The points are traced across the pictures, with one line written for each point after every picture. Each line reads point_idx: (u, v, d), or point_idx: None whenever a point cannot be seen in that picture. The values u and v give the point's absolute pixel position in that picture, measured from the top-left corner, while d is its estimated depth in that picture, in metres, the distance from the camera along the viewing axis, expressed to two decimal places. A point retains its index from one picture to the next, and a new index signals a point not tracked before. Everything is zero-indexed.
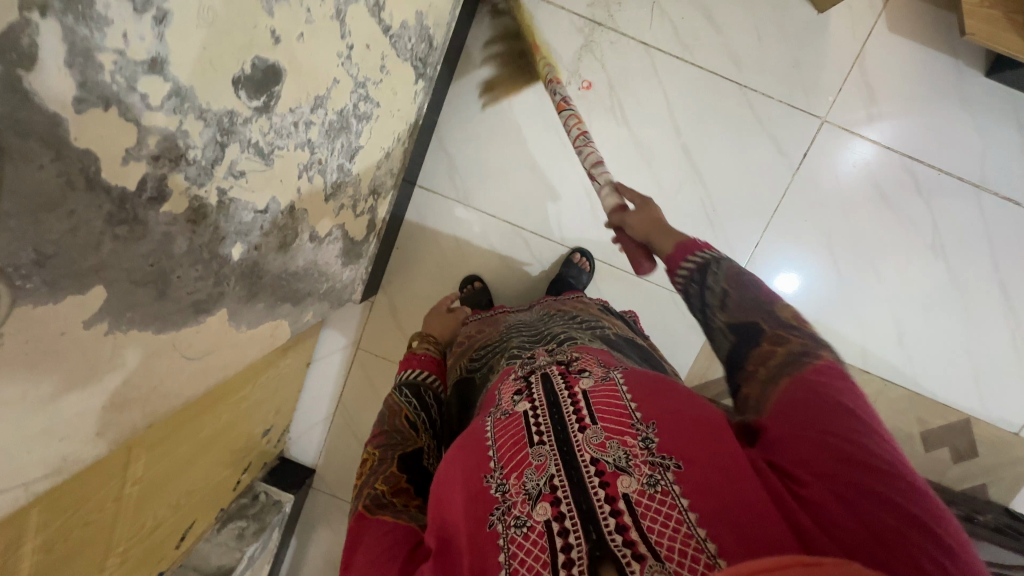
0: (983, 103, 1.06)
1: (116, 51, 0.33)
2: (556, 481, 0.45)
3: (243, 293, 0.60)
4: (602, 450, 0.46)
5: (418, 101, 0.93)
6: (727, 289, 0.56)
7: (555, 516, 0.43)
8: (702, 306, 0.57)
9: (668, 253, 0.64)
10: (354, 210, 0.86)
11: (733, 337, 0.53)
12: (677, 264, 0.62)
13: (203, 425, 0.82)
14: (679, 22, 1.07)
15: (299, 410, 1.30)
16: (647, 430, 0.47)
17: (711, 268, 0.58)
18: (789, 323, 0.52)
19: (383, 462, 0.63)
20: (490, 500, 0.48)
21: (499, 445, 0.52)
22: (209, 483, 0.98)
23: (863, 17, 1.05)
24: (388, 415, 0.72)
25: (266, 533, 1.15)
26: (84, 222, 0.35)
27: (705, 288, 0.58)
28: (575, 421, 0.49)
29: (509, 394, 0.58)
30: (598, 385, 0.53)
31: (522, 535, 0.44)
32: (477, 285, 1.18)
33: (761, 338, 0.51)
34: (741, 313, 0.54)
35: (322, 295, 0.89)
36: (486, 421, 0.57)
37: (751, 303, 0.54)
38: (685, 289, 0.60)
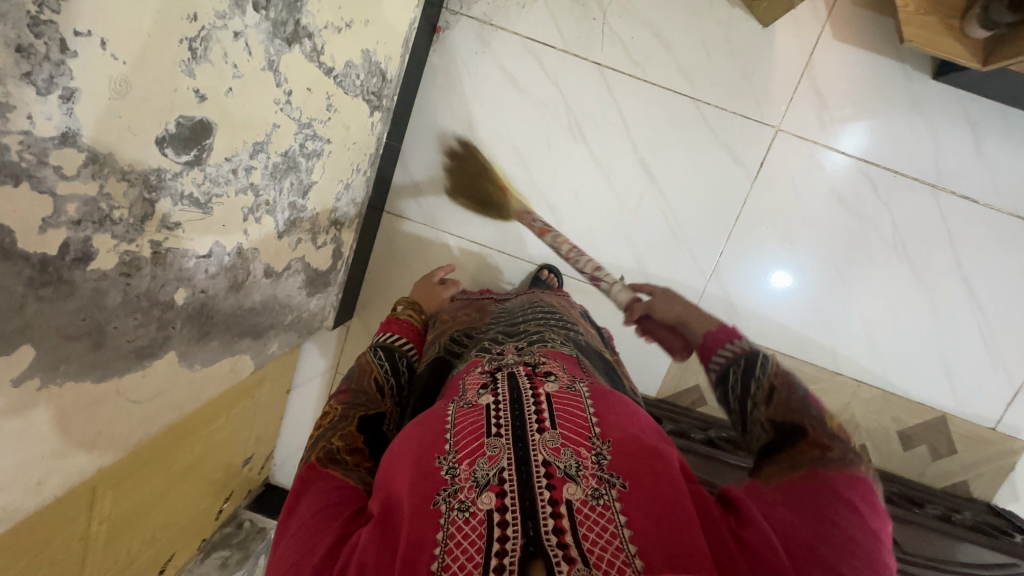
0: (936, 105, 1.08)
1: (22, 132, 0.35)
2: (505, 474, 0.45)
3: (193, 334, 0.62)
4: (555, 455, 0.47)
5: (376, 132, 0.96)
6: (774, 384, 0.55)
7: (498, 507, 0.44)
8: (742, 395, 0.56)
9: (709, 334, 0.64)
10: (314, 242, 0.89)
11: (775, 434, 0.52)
12: (716, 348, 0.62)
13: (174, 460, 0.84)
14: (629, 41, 1.09)
15: (282, 437, 1.32)
16: (602, 446, 0.49)
17: (756, 358, 0.58)
18: (833, 432, 0.50)
19: (343, 420, 0.63)
20: (439, 481, 0.47)
21: (458, 429, 0.51)
22: (188, 514, 1.00)
23: (809, 27, 1.07)
24: (359, 372, 0.72)
25: (251, 561, 1.17)
26: (4, 288, 0.37)
27: (751, 379, 0.56)
28: (534, 424, 0.49)
29: (474, 387, 0.58)
30: (562, 392, 0.55)
31: (463, 519, 0.44)
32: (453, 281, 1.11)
33: (805, 440, 0.50)
34: (786, 414, 0.52)
35: (288, 325, 0.91)
36: (448, 407, 0.56)
37: (794, 402, 0.53)
38: (724, 376, 0.59)
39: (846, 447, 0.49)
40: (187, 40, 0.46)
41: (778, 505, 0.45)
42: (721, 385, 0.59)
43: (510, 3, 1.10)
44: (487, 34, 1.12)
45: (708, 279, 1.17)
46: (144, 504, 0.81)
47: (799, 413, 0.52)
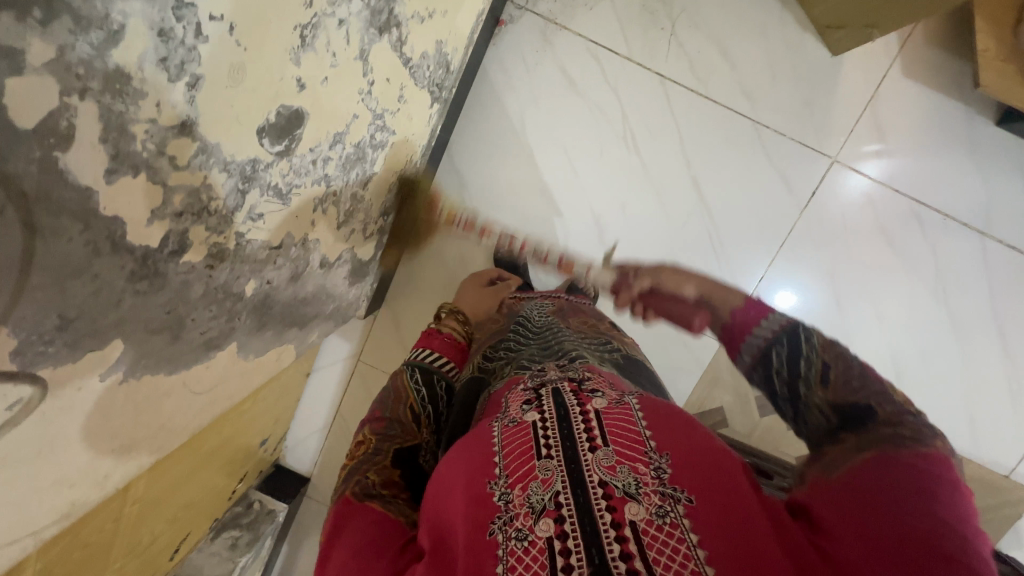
0: (994, 151, 1.07)
1: (149, 121, 0.32)
2: (562, 498, 0.42)
3: (253, 325, 0.60)
4: (612, 473, 0.43)
5: (432, 123, 0.93)
6: (827, 362, 0.48)
7: (558, 534, 0.40)
8: (792, 378, 0.49)
9: (734, 309, 0.56)
10: (363, 233, 0.87)
11: (841, 420, 0.46)
12: (749, 327, 0.53)
13: (204, 443, 0.82)
14: (694, 55, 1.07)
15: (297, 419, 1.31)
16: (661, 459, 0.44)
17: (800, 331, 0.51)
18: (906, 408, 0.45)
19: (378, 454, 0.58)
20: (491, 507, 0.44)
21: (505, 451, 0.47)
22: (205, 494, 0.98)
23: (878, 60, 1.05)
24: (394, 399, 0.67)
25: (259, 543, 1.16)
26: (107, 283, 0.35)
27: (800, 358, 0.49)
28: (584, 441, 0.45)
29: (517, 403, 0.54)
30: (612, 407, 0.50)
31: (523, 549, 0.41)
32: (515, 247, 1.15)
33: (874, 418, 0.44)
34: (847, 391, 0.46)
35: (328, 315, 0.89)
36: (492, 426, 0.52)
37: (860, 382, 0.47)
38: (764, 362, 0.51)
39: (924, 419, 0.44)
40: (300, 27, 0.44)
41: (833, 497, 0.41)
42: (760, 371, 0.52)
43: (579, 3, 1.08)
44: (550, 33, 1.09)
45: None
46: (171, 486, 0.80)
47: (862, 391, 0.46)
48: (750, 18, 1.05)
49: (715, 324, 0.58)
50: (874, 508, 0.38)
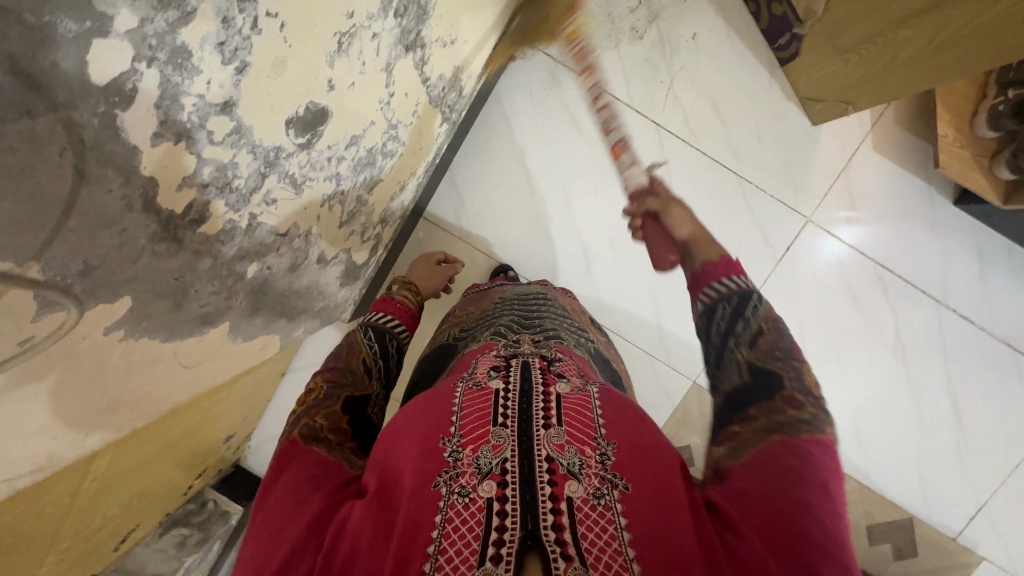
0: (951, 228, 1.16)
1: (198, 96, 0.36)
2: (509, 465, 0.43)
3: (247, 308, 0.62)
4: (560, 451, 0.45)
5: (439, 140, 0.99)
6: (762, 328, 0.54)
7: (499, 497, 0.41)
8: (726, 331, 0.55)
9: (705, 264, 0.60)
10: (361, 237, 0.89)
11: (751, 380, 0.51)
12: (710, 279, 0.59)
13: (172, 428, 0.81)
14: (689, 109, 1.16)
15: (265, 419, 1.29)
16: (608, 446, 0.46)
17: (751, 299, 0.56)
18: (813, 393, 0.49)
19: (328, 399, 0.59)
20: (440, 462, 0.45)
21: (464, 413, 0.48)
22: (162, 484, 0.96)
23: (853, 133, 1.15)
24: (347, 352, 0.68)
25: (208, 546, 1.12)
26: (131, 239, 0.37)
27: (739, 320, 0.55)
28: (541, 417, 0.47)
29: (485, 366, 0.56)
30: (573, 393, 0.52)
31: (462, 504, 0.42)
32: (510, 275, 1.16)
33: (778, 395, 0.49)
34: (769, 360, 0.52)
35: (316, 313, 0.90)
36: (456, 386, 0.54)
37: (783, 353, 0.52)
38: (711, 311, 0.58)
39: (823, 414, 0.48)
40: (339, 34, 0.48)
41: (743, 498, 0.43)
42: (705, 317, 0.58)
43: None
44: (558, 74, 1.17)
45: None
46: (130, 468, 0.78)
47: (780, 363, 0.52)
48: (742, 82, 1.14)
49: (687, 268, 0.63)
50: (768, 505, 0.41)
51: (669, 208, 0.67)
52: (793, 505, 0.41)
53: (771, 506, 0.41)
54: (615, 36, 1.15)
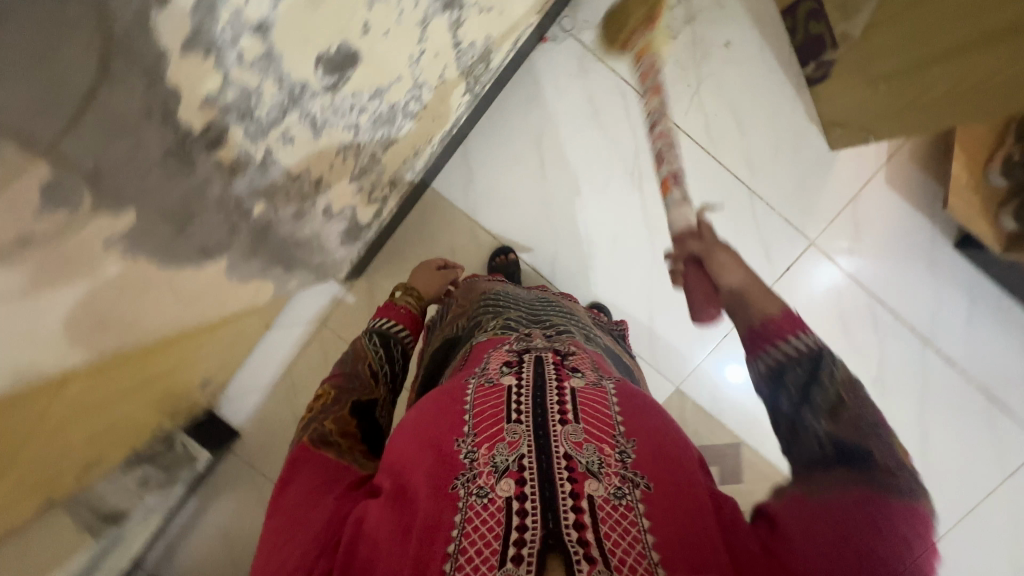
0: (949, 270, 1.18)
1: (234, 10, 0.34)
2: (525, 462, 0.45)
3: (248, 248, 0.61)
4: (577, 449, 0.46)
5: (458, 111, 0.97)
6: (842, 395, 0.46)
7: (517, 495, 0.43)
8: (802, 399, 0.47)
9: (768, 318, 0.52)
10: (368, 196, 0.87)
11: (837, 456, 0.44)
12: (773, 338, 0.50)
13: (152, 364, 0.80)
14: (711, 117, 1.15)
15: (245, 370, 1.28)
16: (626, 444, 0.48)
17: (825, 358, 0.48)
18: (902, 461, 0.44)
19: (337, 403, 0.62)
20: (457, 463, 0.47)
21: (477, 412, 0.51)
22: (132, 419, 0.94)
23: (869, 163, 1.15)
24: (353, 358, 0.70)
25: (172, 487, 1.17)
26: (144, 149, 0.36)
27: (815, 386, 0.47)
28: (556, 413, 0.48)
29: (497, 363, 0.58)
30: (588, 388, 0.53)
31: (482, 505, 0.43)
32: (510, 257, 1.17)
33: (874, 469, 0.43)
34: (856, 434, 0.44)
35: (312, 267, 0.89)
36: (467, 383, 0.56)
37: (868, 426, 0.45)
38: (775, 376, 0.49)
39: (912, 477, 0.43)
40: None
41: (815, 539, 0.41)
42: (769, 383, 0.50)
43: None
44: (587, 63, 1.15)
45: (704, 356, 1.21)
46: (108, 399, 0.77)
47: (869, 433, 0.44)
48: (768, 97, 1.14)
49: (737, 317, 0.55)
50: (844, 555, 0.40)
51: (713, 252, 0.61)
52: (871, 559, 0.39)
53: (838, 544, 0.40)
54: None
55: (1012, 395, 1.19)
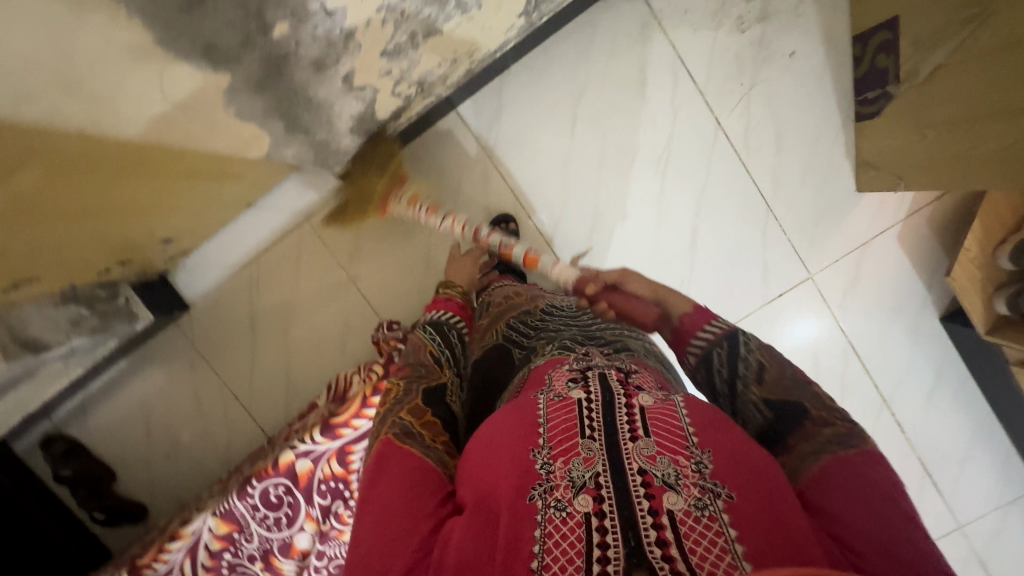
0: (927, 340, 1.19)
1: None
2: (602, 480, 0.44)
3: (255, 76, 0.59)
4: (651, 462, 0.45)
5: (508, 34, 0.92)
6: (763, 362, 0.56)
7: (596, 512, 0.42)
8: (731, 376, 0.57)
9: (680, 319, 0.63)
10: (393, 86, 0.81)
11: (778, 417, 0.53)
12: (691, 334, 0.61)
13: (118, 192, 0.73)
14: (754, 123, 1.13)
15: (212, 241, 1.19)
16: (702, 454, 0.46)
17: (737, 336, 0.58)
18: (830, 406, 0.53)
19: (408, 394, 0.60)
20: (532, 475, 0.46)
21: (550, 425, 0.49)
22: (85, 257, 0.86)
23: (886, 215, 1.15)
24: (413, 348, 0.70)
25: (102, 335, 1.06)
26: None
27: (737, 361, 0.57)
28: (627, 430, 0.47)
29: (563, 378, 0.57)
30: (656, 404, 0.51)
31: (560, 519, 0.43)
32: (510, 227, 1.14)
33: (805, 417, 0.52)
34: (783, 391, 0.54)
35: (315, 143, 0.83)
36: (537, 398, 0.54)
37: (790, 382, 0.55)
38: (707, 361, 0.59)
39: (847, 422, 0.51)
40: None
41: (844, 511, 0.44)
42: (703, 369, 0.60)
43: (686, 20, 1.10)
44: (649, 31, 1.11)
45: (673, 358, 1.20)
46: (67, 219, 0.69)
47: (794, 390, 0.54)
48: (812, 120, 1.12)
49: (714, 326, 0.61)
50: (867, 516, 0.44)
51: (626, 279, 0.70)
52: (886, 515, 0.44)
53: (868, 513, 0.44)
54: (720, 19, 1.10)
55: (944, 475, 1.22)
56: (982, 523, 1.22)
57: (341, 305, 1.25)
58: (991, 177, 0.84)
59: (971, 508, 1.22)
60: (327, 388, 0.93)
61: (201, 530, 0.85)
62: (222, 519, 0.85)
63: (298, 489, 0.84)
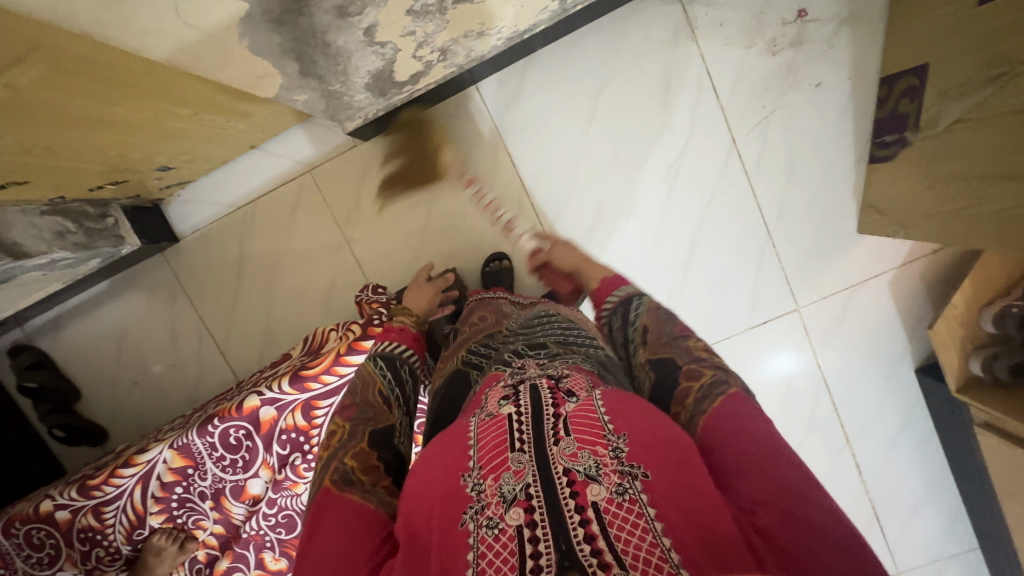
0: (900, 389, 1.20)
1: None
2: (532, 489, 0.43)
3: (274, 11, 0.58)
4: (574, 459, 0.45)
5: (540, 16, 0.91)
6: (646, 325, 0.68)
7: (528, 523, 0.41)
8: (626, 341, 0.70)
9: (597, 292, 0.84)
10: (416, 48, 0.80)
11: (660, 380, 0.58)
12: (602, 308, 0.79)
13: (119, 110, 0.72)
14: (767, 148, 1.13)
15: (211, 178, 1.20)
16: (619, 440, 0.46)
17: (630, 307, 0.73)
18: (698, 355, 0.58)
19: (353, 437, 0.59)
20: (464, 499, 0.46)
21: (480, 445, 0.49)
22: (77, 172, 0.85)
23: (881, 261, 1.16)
24: (361, 385, 0.67)
25: (87, 254, 1.02)
26: None
27: (627, 324, 0.71)
28: (552, 433, 0.47)
29: (495, 398, 0.55)
30: (581, 404, 0.51)
31: (492, 536, 0.42)
32: (503, 265, 1.16)
33: (676, 368, 0.58)
34: (660, 348, 0.63)
35: (326, 93, 0.82)
36: (469, 421, 0.54)
37: (666, 337, 0.64)
38: (613, 334, 0.74)
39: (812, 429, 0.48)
40: None
41: (745, 470, 0.44)
42: (613, 338, 0.74)
43: (720, 32, 1.09)
44: (681, 38, 1.10)
45: None
46: (62, 127, 0.68)
47: (667, 344, 0.62)
48: (826, 155, 1.12)
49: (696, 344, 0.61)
50: (762, 472, 0.44)
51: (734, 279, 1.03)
52: (786, 472, 0.44)
53: (765, 469, 0.44)
54: (753, 37, 1.09)
55: (891, 522, 1.24)
56: (920, 572, 1.25)
57: (331, 264, 1.23)
58: (989, 237, 0.85)
59: (911, 556, 1.25)
60: (302, 341, 0.92)
61: (156, 460, 0.84)
62: (178, 453, 0.85)
63: (258, 434, 0.84)
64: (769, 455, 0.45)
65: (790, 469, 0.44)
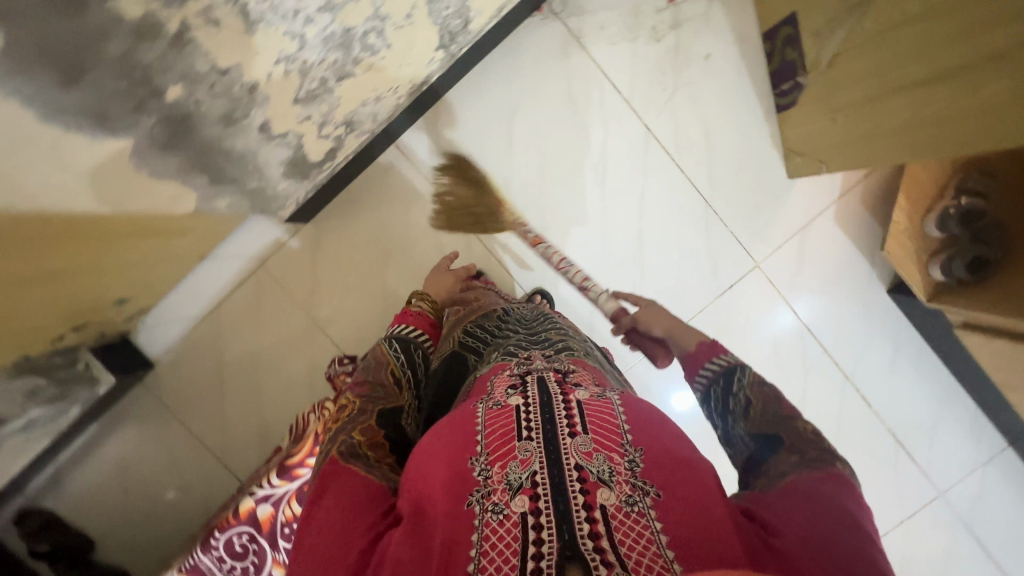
0: (881, 313, 1.22)
1: None
2: (538, 478, 0.45)
3: (161, 138, 0.62)
4: (588, 459, 0.46)
5: (430, 67, 0.96)
6: (751, 398, 0.56)
7: (533, 510, 0.43)
8: (724, 409, 0.58)
9: (689, 351, 0.65)
10: (319, 129, 0.85)
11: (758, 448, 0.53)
12: (698, 365, 0.62)
13: None
14: (682, 123, 1.17)
15: (171, 299, 1.21)
16: (634, 453, 0.48)
17: (736, 371, 0.59)
18: (810, 437, 0.52)
19: (363, 413, 0.59)
20: (471, 481, 0.47)
21: (488, 432, 0.50)
22: (37, 337, 0.87)
23: (820, 196, 1.19)
24: (374, 365, 0.68)
25: (64, 403, 1.05)
26: None
27: (729, 395, 0.58)
28: (565, 427, 0.49)
29: (502, 386, 0.57)
30: (593, 400, 0.54)
31: (497, 521, 0.43)
32: None
33: (781, 448, 0.51)
34: (766, 424, 0.54)
35: (247, 191, 0.86)
36: (477, 407, 0.55)
37: (773, 416, 0.54)
38: (705, 395, 0.61)
39: (823, 447, 0.51)
40: None
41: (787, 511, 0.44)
42: (703, 400, 0.61)
43: (604, 34, 1.15)
44: (571, 48, 1.16)
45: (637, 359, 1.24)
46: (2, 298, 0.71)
47: (778, 424, 0.53)
48: (737, 117, 1.17)
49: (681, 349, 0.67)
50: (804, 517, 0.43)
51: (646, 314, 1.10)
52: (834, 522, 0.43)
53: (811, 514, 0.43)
54: (636, 30, 1.15)
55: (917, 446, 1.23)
56: (961, 488, 1.23)
57: (307, 348, 1.24)
58: (895, 152, 0.89)
59: (947, 474, 1.23)
60: (289, 431, 0.92)
61: None
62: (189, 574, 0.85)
63: (261, 535, 0.84)
64: (820, 504, 0.44)
65: (842, 526, 0.43)
